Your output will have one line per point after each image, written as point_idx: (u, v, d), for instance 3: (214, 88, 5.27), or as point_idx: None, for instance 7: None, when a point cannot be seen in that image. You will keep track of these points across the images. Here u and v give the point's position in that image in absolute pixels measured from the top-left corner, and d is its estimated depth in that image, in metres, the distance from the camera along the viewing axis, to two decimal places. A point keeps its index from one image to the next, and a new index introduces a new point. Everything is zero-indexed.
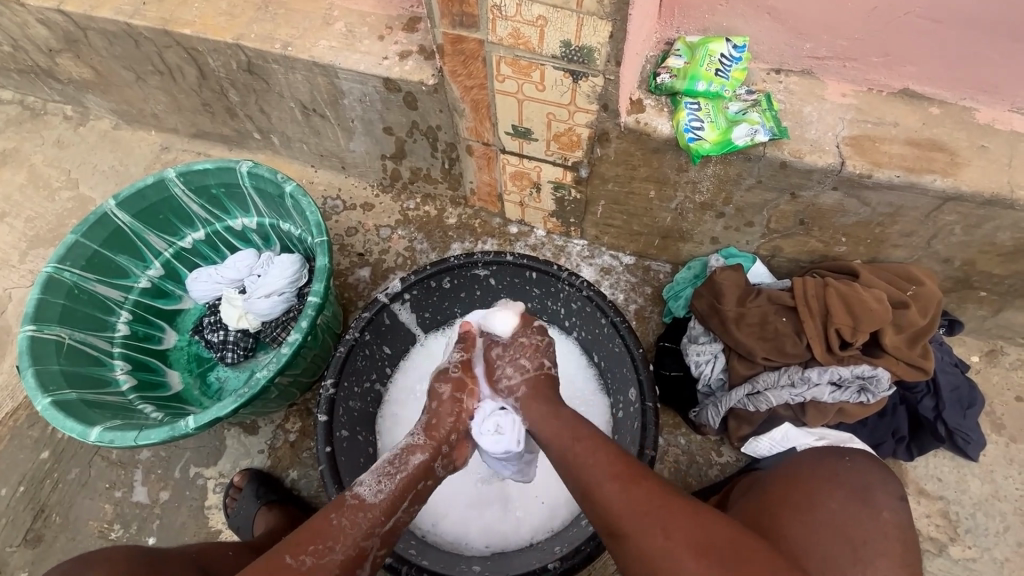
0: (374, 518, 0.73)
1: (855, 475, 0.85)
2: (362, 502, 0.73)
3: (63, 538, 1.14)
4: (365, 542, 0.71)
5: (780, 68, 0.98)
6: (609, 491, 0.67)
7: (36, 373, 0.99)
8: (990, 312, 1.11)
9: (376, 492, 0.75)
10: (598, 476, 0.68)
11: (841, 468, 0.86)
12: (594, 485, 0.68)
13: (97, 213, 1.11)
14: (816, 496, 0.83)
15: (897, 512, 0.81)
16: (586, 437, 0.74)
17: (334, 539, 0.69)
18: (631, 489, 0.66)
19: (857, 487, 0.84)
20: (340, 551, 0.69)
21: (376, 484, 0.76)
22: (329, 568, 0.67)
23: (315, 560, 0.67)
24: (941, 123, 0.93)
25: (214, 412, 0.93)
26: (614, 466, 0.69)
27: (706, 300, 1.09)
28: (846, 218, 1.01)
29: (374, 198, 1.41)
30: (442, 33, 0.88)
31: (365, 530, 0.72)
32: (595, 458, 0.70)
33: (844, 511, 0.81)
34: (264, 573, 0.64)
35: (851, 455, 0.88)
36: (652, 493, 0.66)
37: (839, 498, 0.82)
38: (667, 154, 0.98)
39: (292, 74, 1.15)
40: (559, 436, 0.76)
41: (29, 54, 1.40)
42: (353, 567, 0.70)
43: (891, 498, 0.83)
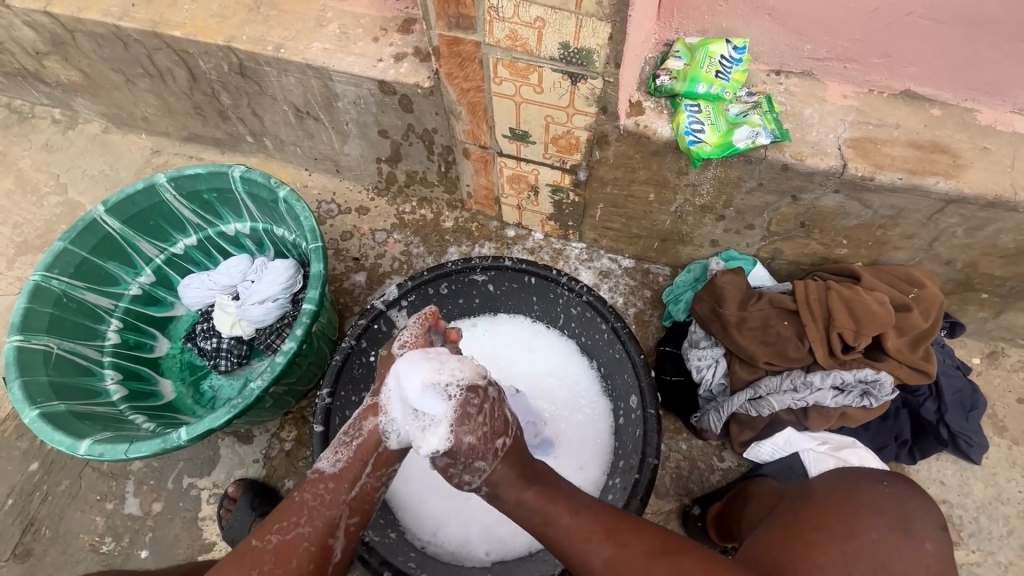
0: (338, 487, 0.73)
1: (894, 504, 0.77)
2: (322, 475, 0.74)
3: (53, 552, 1.12)
4: (330, 512, 0.71)
5: (780, 69, 0.97)
6: (601, 565, 0.64)
7: (23, 385, 0.97)
8: (991, 313, 1.11)
9: (334, 462, 0.75)
10: (588, 549, 0.65)
11: (875, 491, 0.79)
12: (581, 554, 0.66)
13: (86, 219, 1.08)
14: (853, 522, 0.75)
15: (938, 543, 0.73)
16: (558, 500, 0.70)
17: (297, 515, 0.70)
18: (619, 554, 0.64)
19: (899, 516, 0.75)
20: (306, 525, 0.70)
21: (334, 456, 0.76)
22: (297, 546, 0.68)
23: (281, 536, 0.68)
24: (942, 124, 0.92)
25: (206, 423, 0.91)
26: (596, 533, 0.66)
27: (707, 304, 1.08)
28: (848, 220, 1.00)
29: (369, 202, 1.40)
30: (438, 35, 0.87)
31: (329, 500, 0.72)
32: (573, 526, 0.67)
33: (884, 543, 0.72)
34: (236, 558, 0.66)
35: (889, 479, 0.80)
36: (639, 553, 0.63)
37: (877, 527, 0.74)
38: (667, 157, 0.97)
39: (285, 76, 1.13)
40: (535, 505, 0.70)
41: (15, 57, 1.38)
42: (324, 539, 0.70)
43: (934, 528, 0.74)
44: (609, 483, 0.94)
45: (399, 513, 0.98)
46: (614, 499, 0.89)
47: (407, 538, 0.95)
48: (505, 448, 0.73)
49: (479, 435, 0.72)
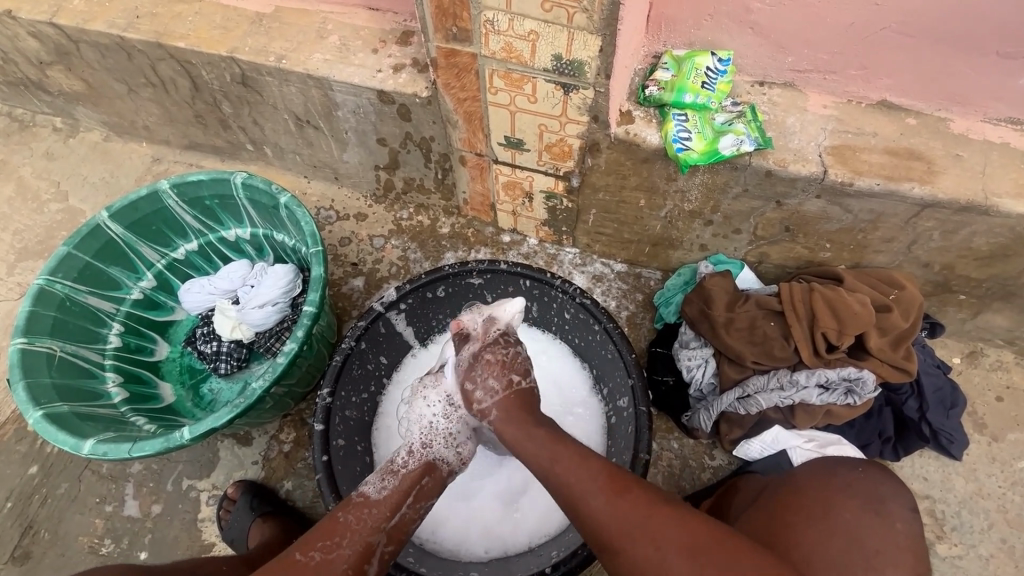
0: (380, 515, 0.76)
1: (864, 485, 0.87)
2: (367, 500, 0.77)
3: (52, 554, 1.12)
4: (371, 538, 0.74)
5: (763, 80, 1.01)
6: (598, 508, 0.67)
7: (27, 386, 0.98)
8: (970, 314, 1.15)
9: (380, 488, 0.79)
10: (588, 494, 0.68)
11: (848, 477, 0.88)
12: (584, 499, 0.68)
13: (90, 224, 1.10)
14: (830, 502, 0.85)
15: (911, 522, 0.83)
16: (566, 446, 0.73)
17: (340, 535, 0.72)
18: (620, 500, 0.67)
19: (871, 496, 0.85)
20: (348, 547, 0.72)
21: (379, 482, 0.80)
22: (337, 566, 0.70)
23: (323, 554, 0.70)
24: (917, 133, 0.97)
25: (209, 422, 0.93)
26: (600, 479, 0.69)
27: (696, 305, 1.11)
28: (830, 225, 1.04)
29: (367, 209, 1.43)
30: (436, 47, 0.90)
31: (370, 526, 0.74)
32: (579, 471, 0.70)
33: (858, 522, 0.82)
34: (275, 573, 0.68)
35: (861, 467, 0.90)
36: (635, 501, 0.66)
37: (852, 507, 0.84)
38: (656, 164, 1.01)
39: (286, 86, 1.16)
40: (542, 447, 0.74)
41: (18, 66, 1.40)
42: (361, 563, 0.72)
43: (905, 510, 0.84)
44: None
45: None
46: None
47: (407, 535, 0.96)
48: (518, 385, 0.84)
49: (493, 365, 0.85)
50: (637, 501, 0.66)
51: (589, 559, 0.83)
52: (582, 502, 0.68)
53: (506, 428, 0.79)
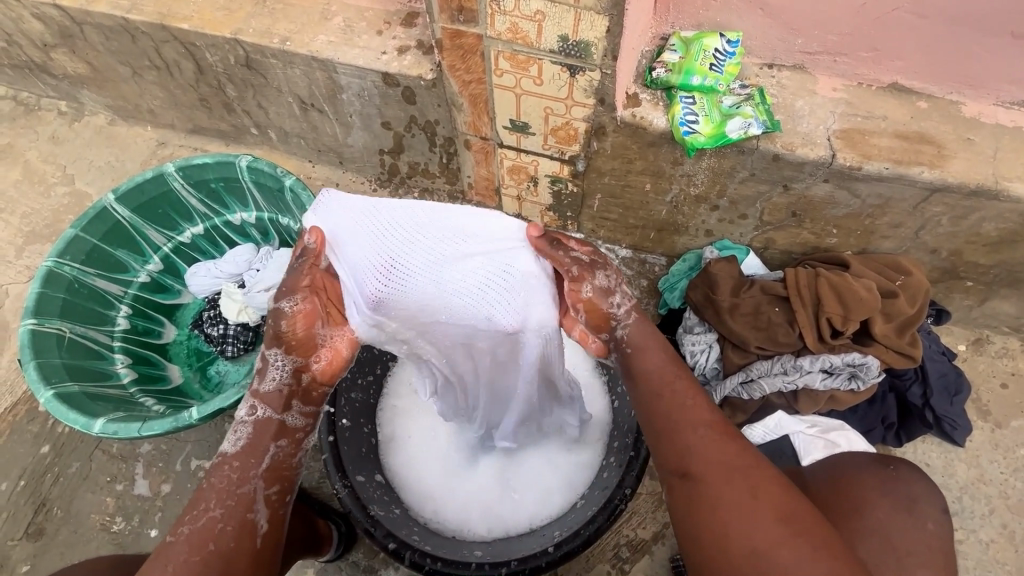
0: (242, 465, 0.76)
1: (902, 487, 0.88)
2: (228, 455, 0.77)
3: (65, 531, 1.15)
4: (241, 490, 0.74)
5: (772, 63, 1.00)
6: (697, 442, 0.70)
7: (38, 366, 1.00)
8: (976, 301, 1.14)
9: (234, 441, 0.78)
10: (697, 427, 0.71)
11: (883, 477, 0.90)
12: (687, 431, 0.71)
13: (96, 207, 1.11)
14: (862, 503, 0.87)
15: (942, 526, 0.86)
16: (683, 385, 0.74)
17: (219, 498, 0.73)
18: (724, 443, 0.69)
19: (903, 497, 0.88)
20: (216, 507, 0.73)
21: (238, 433, 0.78)
22: (213, 529, 0.71)
23: (192, 524, 0.71)
24: (928, 116, 0.95)
25: (217, 403, 0.94)
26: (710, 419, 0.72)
27: (701, 291, 1.11)
28: (837, 210, 1.04)
29: (371, 193, 1.42)
30: (442, 28, 0.89)
31: (235, 479, 0.75)
32: (693, 410, 0.72)
33: (889, 523, 0.86)
34: (153, 560, 0.70)
35: (896, 465, 0.91)
36: (730, 447, 0.69)
37: (886, 509, 0.87)
38: (662, 148, 1.00)
39: (290, 69, 1.16)
40: (659, 378, 0.76)
41: (23, 49, 1.40)
42: (243, 513, 0.73)
43: (937, 511, 0.87)
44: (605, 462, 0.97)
45: (400, 491, 1.01)
46: (609, 475, 0.93)
47: (411, 514, 0.97)
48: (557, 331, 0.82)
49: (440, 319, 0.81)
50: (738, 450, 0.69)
51: (588, 542, 0.85)
52: (689, 428, 0.71)
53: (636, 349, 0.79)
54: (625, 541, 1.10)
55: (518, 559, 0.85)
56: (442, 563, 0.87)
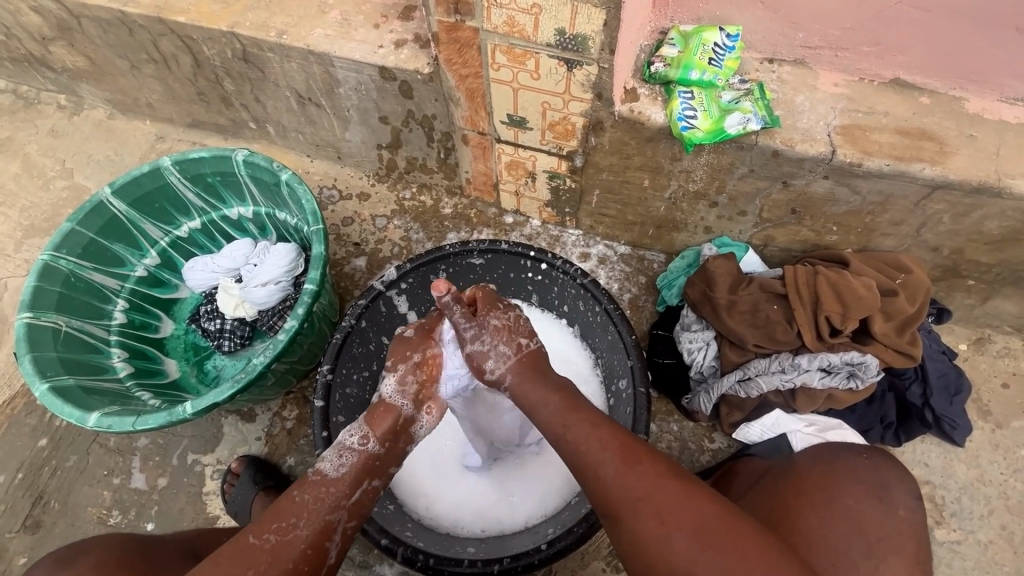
0: (337, 493, 0.75)
1: (870, 473, 0.87)
2: (325, 476, 0.76)
3: (62, 524, 1.15)
4: (328, 515, 0.73)
5: (773, 57, 0.98)
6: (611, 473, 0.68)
7: (34, 359, 1.00)
8: (978, 300, 1.13)
9: (336, 466, 0.77)
10: (599, 459, 0.69)
11: (854, 463, 0.88)
12: (595, 464, 0.69)
13: (93, 201, 1.11)
14: (836, 488, 0.85)
15: (913, 510, 0.84)
16: (576, 417, 0.73)
17: (296, 516, 0.71)
18: (629, 471, 0.67)
19: (875, 484, 0.85)
20: (304, 527, 0.71)
21: (337, 459, 0.78)
22: (293, 546, 0.70)
23: (279, 536, 0.69)
24: (930, 111, 0.94)
25: (211, 398, 0.94)
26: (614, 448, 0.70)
27: (699, 288, 1.10)
28: (837, 207, 1.02)
29: (369, 188, 1.42)
30: (437, 21, 0.88)
31: (328, 504, 0.74)
32: (591, 439, 0.71)
33: (861, 508, 0.83)
34: (233, 551, 0.68)
35: (865, 452, 0.90)
36: (629, 467, 0.68)
37: (856, 495, 0.84)
38: (661, 143, 0.99)
39: (287, 62, 1.15)
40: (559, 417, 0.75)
41: (22, 42, 1.40)
42: (321, 542, 0.72)
43: (907, 496, 0.85)
44: None
45: (395, 487, 1.00)
46: None
47: (405, 510, 0.97)
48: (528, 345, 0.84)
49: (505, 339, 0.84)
50: (643, 473, 0.67)
51: (582, 538, 0.85)
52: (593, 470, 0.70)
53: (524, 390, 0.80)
54: None
55: (510, 556, 0.85)
56: (435, 559, 0.86)
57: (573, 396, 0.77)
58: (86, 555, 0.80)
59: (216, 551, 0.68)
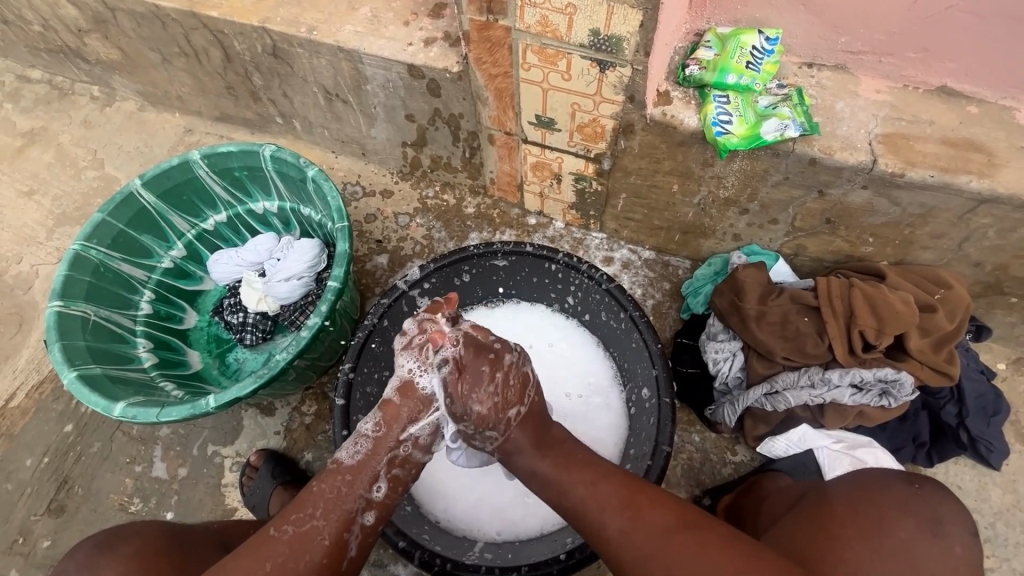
0: (353, 481, 0.74)
1: (920, 504, 0.80)
2: (341, 466, 0.75)
3: (85, 509, 1.17)
4: (347, 506, 0.73)
5: (812, 61, 0.95)
6: (617, 529, 0.69)
7: (63, 347, 1.01)
8: (1020, 318, 1.09)
9: (352, 454, 0.76)
10: (602, 516, 0.70)
11: (900, 492, 0.82)
12: (600, 521, 0.70)
13: (123, 192, 1.12)
14: (885, 517, 0.79)
15: (969, 547, 0.76)
16: (575, 472, 0.74)
17: (312, 506, 0.72)
18: (636, 525, 0.68)
19: (927, 515, 0.79)
20: (321, 517, 0.71)
21: (353, 447, 0.76)
22: (311, 539, 0.70)
23: (297, 527, 0.70)
24: (978, 122, 0.90)
25: (234, 392, 0.94)
26: (617, 496, 0.71)
27: (727, 297, 1.07)
28: (875, 218, 0.99)
29: (393, 185, 1.42)
30: (469, 19, 0.87)
31: (346, 493, 0.74)
32: (592, 496, 0.71)
33: (912, 541, 0.76)
34: (252, 548, 0.69)
35: (918, 483, 0.83)
36: (658, 526, 0.67)
37: (907, 526, 0.78)
38: (693, 148, 0.97)
39: (316, 58, 1.15)
40: (553, 477, 0.74)
41: (58, 34, 1.43)
42: (340, 531, 0.72)
43: (964, 532, 0.78)
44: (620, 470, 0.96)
45: (413, 489, 1.00)
46: None
47: (421, 513, 0.97)
48: (518, 415, 0.78)
49: (490, 402, 0.76)
50: (687, 539, 0.66)
51: (602, 552, 0.83)
52: (602, 527, 0.69)
53: (513, 457, 0.78)
54: None
55: (528, 564, 0.84)
56: (452, 564, 0.85)
57: (573, 453, 0.77)
58: (126, 544, 0.80)
59: (237, 548, 0.70)
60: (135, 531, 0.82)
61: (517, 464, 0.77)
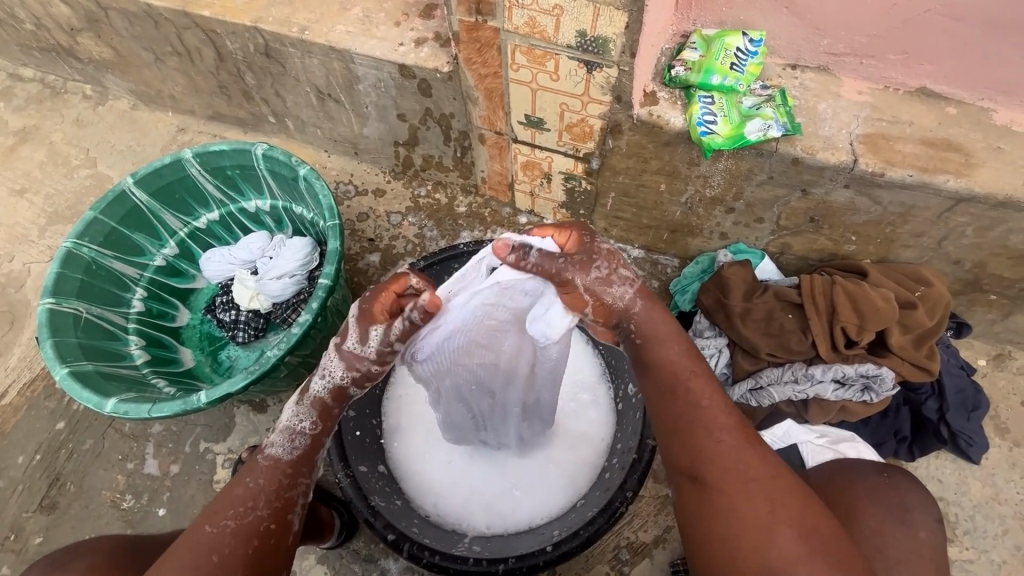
0: (296, 472, 0.75)
1: (889, 492, 0.82)
2: (279, 461, 0.74)
3: (76, 506, 1.18)
4: (287, 493, 0.74)
5: (796, 63, 0.97)
6: (715, 446, 0.68)
7: (54, 344, 1.02)
8: (1000, 315, 1.11)
9: (289, 450, 0.75)
10: (716, 428, 0.70)
11: (871, 482, 0.83)
12: (710, 430, 0.70)
13: (115, 190, 1.13)
14: (854, 510, 0.80)
15: (934, 533, 0.79)
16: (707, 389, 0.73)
17: (252, 499, 0.71)
18: (744, 448, 0.68)
19: (896, 504, 0.81)
20: (261, 507, 0.72)
21: (288, 444, 0.75)
22: (255, 528, 0.70)
23: (237, 521, 0.70)
24: (956, 123, 0.92)
25: (225, 388, 0.95)
26: (734, 422, 0.70)
27: (713, 294, 1.09)
28: (857, 216, 1.01)
29: (385, 184, 1.43)
30: (458, 20, 0.88)
31: (286, 482, 0.74)
32: (713, 407, 0.71)
33: (880, 529, 0.79)
34: (191, 546, 0.68)
35: (887, 471, 0.85)
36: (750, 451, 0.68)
37: (875, 514, 0.80)
38: (679, 148, 0.99)
39: (308, 58, 1.16)
40: (681, 371, 0.74)
41: (51, 33, 1.43)
42: (283, 515, 0.73)
43: (929, 519, 0.80)
44: (606, 464, 0.97)
45: (403, 484, 1.01)
46: (611, 477, 0.92)
47: (411, 506, 0.98)
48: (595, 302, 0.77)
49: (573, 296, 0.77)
50: (772, 470, 0.67)
51: (587, 542, 0.85)
52: (703, 435, 0.69)
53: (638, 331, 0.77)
54: (626, 543, 1.09)
55: (515, 555, 0.85)
56: (440, 556, 0.87)
57: (694, 352, 0.76)
58: (78, 559, 0.81)
59: (176, 547, 0.69)
60: (91, 547, 0.84)
61: (638, 332, 0.76)
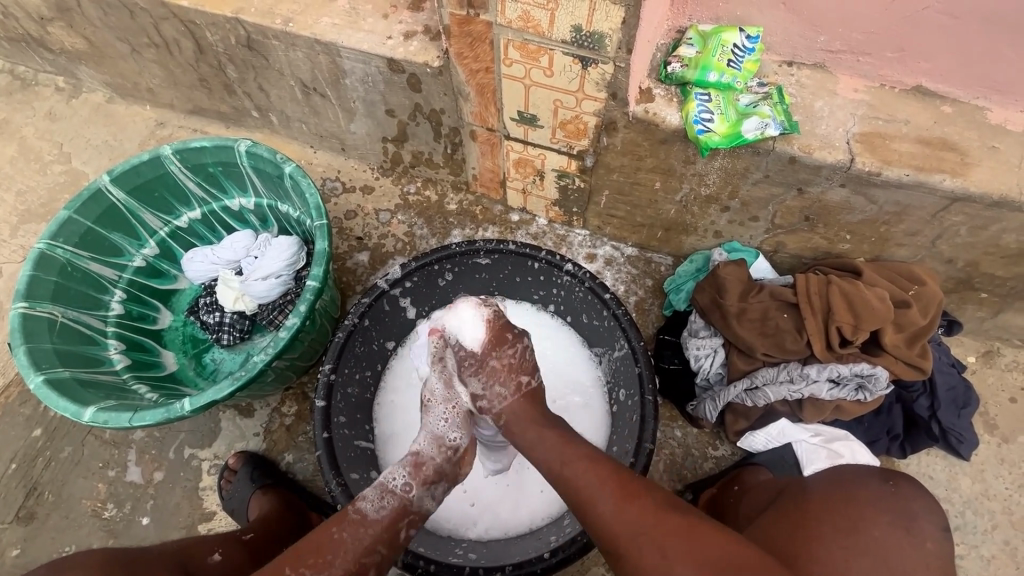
0: (374, 534, 0.73)
1: (896, 500, 0.82)
2: (366, 518, 0.73)
3: (55, 516, 1.14)
4: (364, 558, 0.71)
5: (792, 60, 0.96)
6: (605, 509, 0.68)
7: (28, 351, 0.97)
8: (990, 313, 1.12)
9: (377, 508, 0.74)
10: (595, 494, 0.69)
11: (877, 490, 0.83)
12: (590, 498, 0.69)
13: (91, 189, 1.08)
14: (859, 519, 0.79)
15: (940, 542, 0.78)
16: (579, 450, 0.74)
17: (332, 553, 0.70)
18: (625, 505, 0.67)
19: (901, 513, 0.80)
20: (339, 564, 0.70)
21: (379, 500, 0.75)
22: None
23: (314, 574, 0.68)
24: (952, 121, 0.92)
25: (210, 395, 0.92)
26: (609, 477, 0.70)
27: (708, 294, 1.08)
28: (852, 215, 1.01)
29: (374, 181, 1.39)
30: (450, 13, 0.85)
31: (364, 546, 0.72)
32: (588, 473, 0.71)
33: (885, 539, 0.77)
34: None
35: (894, 479, 0.85)
36: (649, 508, 0.67)
37: (882, 523, 0.79)
38: (675, 146, 0.97)
39: (292, 51, 1.12)
40: (554, 452, 0.75)
41: (19, 22, 1.36)
42: None
43: (933, 529, 0.80)
44: None
45: None
46: None
47: None
48: (528, 386, 0.83)
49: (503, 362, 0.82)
50: (673, 520, 0.66)
51: (586, 547, 0.83)
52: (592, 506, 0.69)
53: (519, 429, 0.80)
54: None
55: (513, 563, 0.84)
56: (436, 565, 0.84)
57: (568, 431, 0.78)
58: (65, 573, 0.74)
59: None
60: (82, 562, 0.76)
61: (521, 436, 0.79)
